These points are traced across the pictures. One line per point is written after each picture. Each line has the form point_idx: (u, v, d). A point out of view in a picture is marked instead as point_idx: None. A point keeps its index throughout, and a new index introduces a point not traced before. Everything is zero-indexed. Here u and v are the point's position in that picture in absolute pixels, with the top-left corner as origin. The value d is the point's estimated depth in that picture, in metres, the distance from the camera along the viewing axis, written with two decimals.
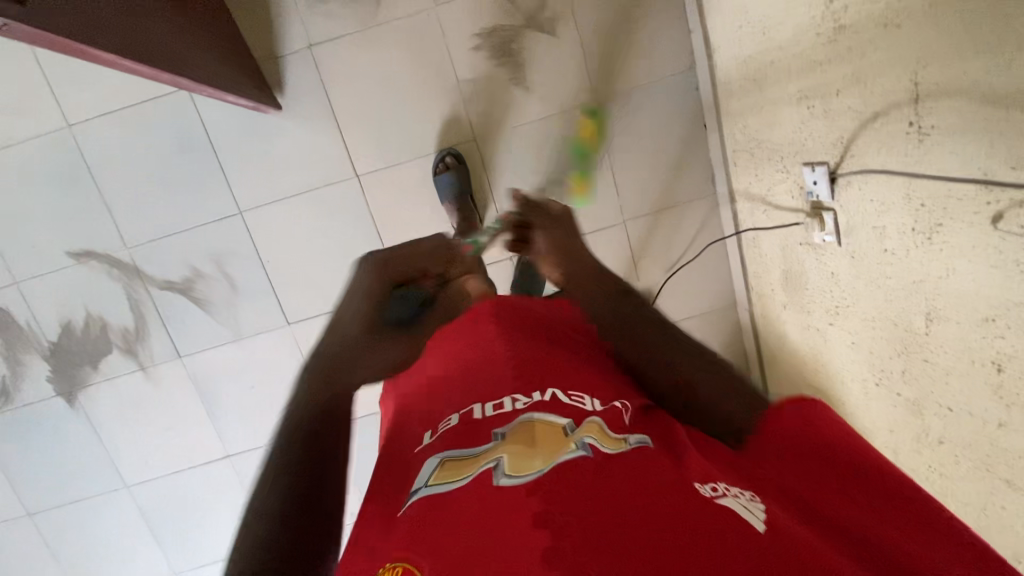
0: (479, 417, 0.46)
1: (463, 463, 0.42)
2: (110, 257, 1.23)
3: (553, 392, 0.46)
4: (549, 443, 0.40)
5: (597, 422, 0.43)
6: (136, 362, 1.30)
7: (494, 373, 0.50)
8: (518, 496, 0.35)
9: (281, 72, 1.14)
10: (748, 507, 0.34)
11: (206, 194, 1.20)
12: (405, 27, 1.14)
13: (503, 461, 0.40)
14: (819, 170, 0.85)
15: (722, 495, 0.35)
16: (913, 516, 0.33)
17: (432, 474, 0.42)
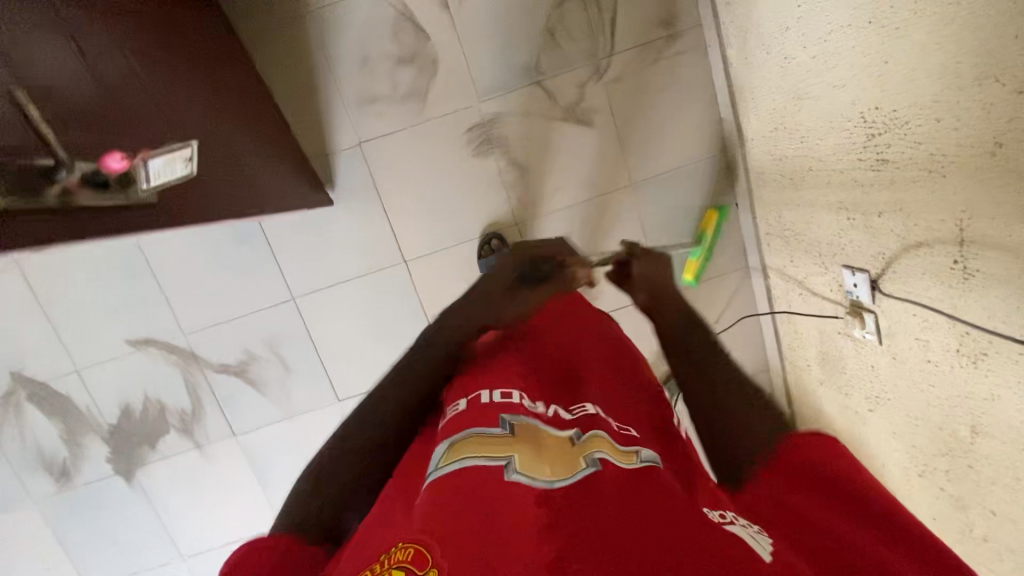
0: (487, 401, 0.56)
1: (478, 443, 0.50)
2: (167, 344, 1.27)
3: (558, 409, 0.57)
4: (559, 452, 0.49)
5: (597, 433, 0.53)
6: (192, 440, 1.34)
7: (509, 375, 0.61)
8: (528, 500, 0.43)
9: (332, 168, 1.19)
10: (753, 536, 0.43)
11: (259, 282, 1.25)
12: (449, 121, 1.19)
13: (515, 460, 0.47)
14: (860, 276, 0.90)
15: (730, 522, 0.45)
16: (899, 537, 0.43)
17: (443, 456, 0.50)
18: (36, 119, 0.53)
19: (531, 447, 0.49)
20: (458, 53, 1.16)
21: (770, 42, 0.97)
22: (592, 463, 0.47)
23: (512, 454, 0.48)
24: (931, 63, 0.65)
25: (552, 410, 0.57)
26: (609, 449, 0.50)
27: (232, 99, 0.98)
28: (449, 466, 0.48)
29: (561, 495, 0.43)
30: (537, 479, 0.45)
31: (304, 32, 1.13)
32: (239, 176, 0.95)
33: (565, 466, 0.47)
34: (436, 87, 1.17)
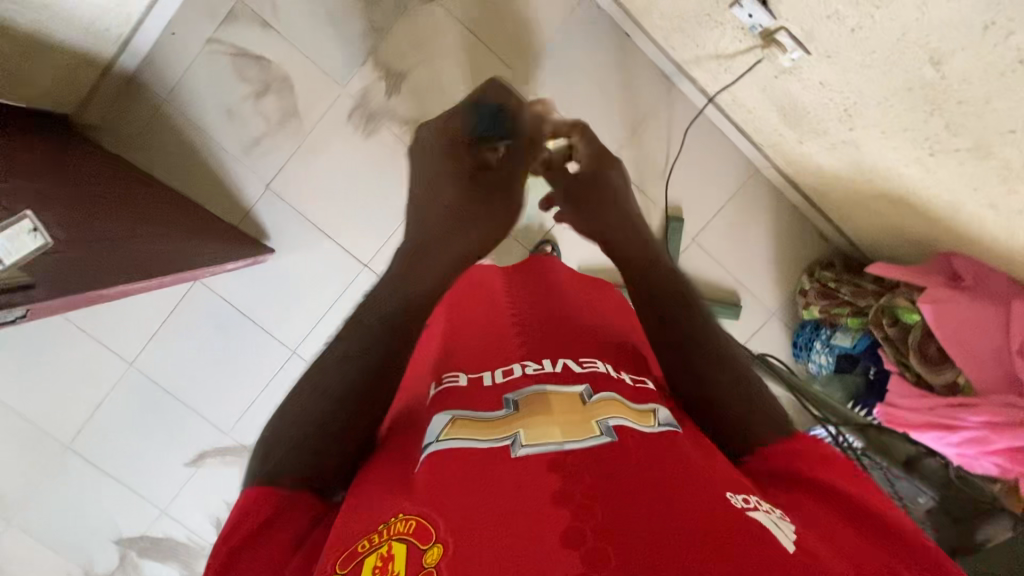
0: (492, 382, 0.58)
1: (479, 424, 0.51)
2: (219, 449, 1.35)
3: (564, 363, 0.59)
4: (568, 412, 0.51)
5: (609, 393, 0.54)
6: None
7: (507, 347, 0.64)
8: (541, 470, 0.44)
9: (259, 221, 1.23)
10: (777, 523, 0.41)
11: (259, 355, 1.30)
12: (331, 122, 1.20)
13: (520, 435, 0.48)
14: (748, 3, 0.82)
15: (754, 507, 0.42)
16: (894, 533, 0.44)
17: (444, 428, 0.51)
18: None
19: (538, 413, 0.51)
20: (303, 58, 1.17)
21: None
22: (607, 432, 0.48)
23: (517, 429, 0.49)
24: None
25: (560, 366, 0.59)
26: (626, 414, 0.52)
27: (114, 195, 1.01)
28: (448, 441, 0.49)
29: (574, 460, 0.44)
30: (547, 446, 0.47)
31: (171, 122, 1.18)
32: (155, 250, 0.97)
33: (581, 429, 0.48)
34: (302, 99, 1.19)
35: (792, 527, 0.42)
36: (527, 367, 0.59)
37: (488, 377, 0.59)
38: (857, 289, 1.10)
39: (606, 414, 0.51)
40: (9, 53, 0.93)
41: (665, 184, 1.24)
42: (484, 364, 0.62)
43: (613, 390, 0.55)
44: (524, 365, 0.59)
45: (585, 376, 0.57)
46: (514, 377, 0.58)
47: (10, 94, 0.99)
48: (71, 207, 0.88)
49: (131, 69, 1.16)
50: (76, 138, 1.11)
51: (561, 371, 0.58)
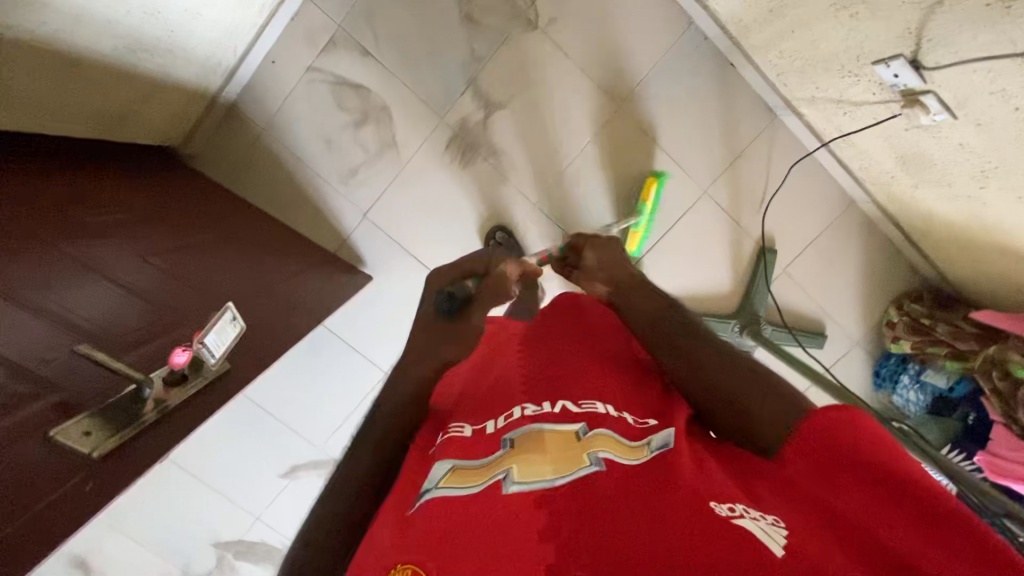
0: (491, 431, 0.55)
1: (472, 471, 0.51)
2: (312, 461, 1.41)
3: (564, 403, 0.56)
4: (561, 449, 0.50)
5: (608, 433, 0.52)
6: None
7: (509, 394, 0.61)
8: (531, 510, 0.44)
9: (356, 249, 1.24)
10: (767, 530, 0.40)
11: (352, 375, 1.35)
12: (428, 151, 1.20)
13: (510, 472, 0.48)
14: (896, 64, 0.80)
15: (741, 516, 0.41)
16: (946, 525, 0.38)
17: (443, 476, 0.51)
18: (107, 360, 0.62)
19: (533, 453, 0.50)
20: (402, 86, 1.16)
21: None
22: (595, 462, 0.47)
23: (510, 465, 0.49)
24: None
25: (558, 406, 0.56)
26: (619, 450, 0.50)
27: (236, 231, 1.01)
28: (440, 488, 0.49)
29: (562, 497, 0.44)
30: (537, 482, 0.46)
31: (269, 151, 1.18)
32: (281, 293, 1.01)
33: (571, 462, 0.48)
34: (399, 127, 1.18)
35: (783, 531, 0.40)
36: (527, 409, 0.56)
37: (492, 423, 0.57)
38: (956, 330, 1.12)
39: (600, 447, 0.50)
40: (137, 97, 0.93)
41: (762, 218, 1.24)
42: (491, 408, 0.60)
43: (607, 426, 0.53)
44: (523, 408, 0.57)
45: (584, 413, 0.54)
46: (513, 418, 0.55)
47: (133, 133, 1.00)
48: (212, 256, 0.91)
49: (233, 96, 1.15)
50: (182, 169, 1.11)
51: (556, 411, 0.55)
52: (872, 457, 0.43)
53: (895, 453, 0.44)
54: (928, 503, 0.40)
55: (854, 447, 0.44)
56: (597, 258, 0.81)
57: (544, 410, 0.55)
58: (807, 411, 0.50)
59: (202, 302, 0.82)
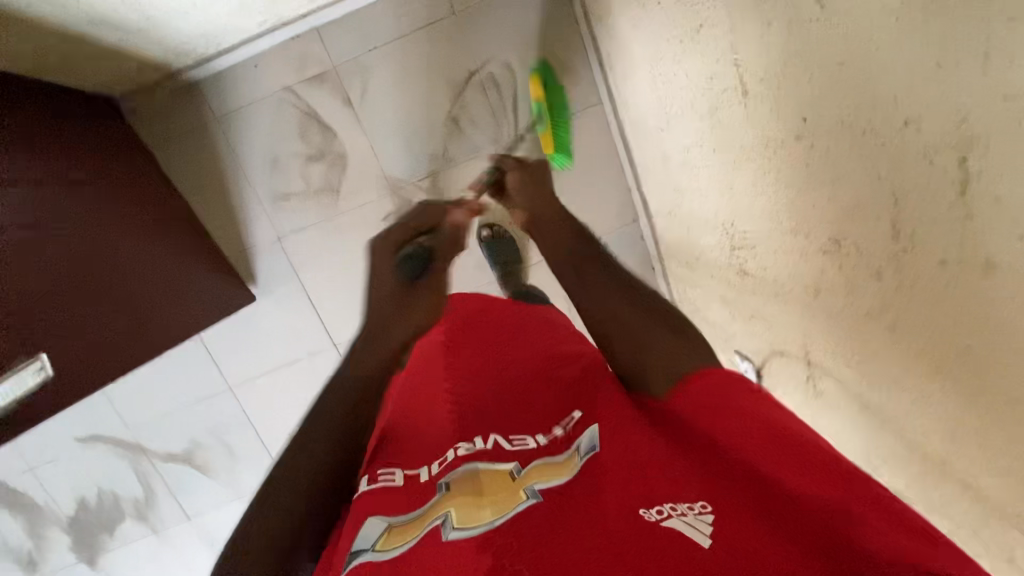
0: (424, 477, 0.50)
1: (406, 526, 0.45)
2: (115, 438, 1.32)
3: (495, 438, 0.52)
4: (494, 492, 0.45)
5: (540, 460, 0.49)
6: (148, 526, 1.38)
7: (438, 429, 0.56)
8: (471, 552, 0.38)
9: (254, 266, 1.22)
10: (691, 523, 0.37)
11: (196, 376, 1.30)
12: (363, 212, 1.21)
13: (450, 517, 0.43)
14: (746, 366, 0.92)
15: (667, 515, 0.38)
16: (846, 484, 0.36)
17: (378, 539, 0.44)
18: None
19: (464, 491, 0.46)
20: (365, 146, 1.18)
21: (652, 136, 0.98)
22: (533, 494, 0.44)
23: (448, 510, 0.44)
24: (764, 194, 0.67)
25: (490, 440, 0.51)
26: (551, 471, 0.47)
27: (167, 243, 1.05)
28: (379, 552, 0.42)
29: (498, 536, 0.39)
30: (479, 525, 0.41)
31: (212, 141, 1.16)
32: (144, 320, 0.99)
33: (511, 499, 0.44)
34: (346, 179, 1.20)
35: (708, 520, 0.37)
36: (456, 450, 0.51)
37: (424, 472, 0.51)
38: None
39: (532, 480, 0.46)
40: (74, 50, 0.91)
41: None
42: (424, 448, 0.54)
43: (540, 455, 0.50)
44: (455, 449, 0.51)
45: (516, 448, 0.51)
46: (445, 463, 0.50)
47: (71, 77, 0.98)
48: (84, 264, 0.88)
49: (199, 77, 1.14)
50: (119, 130, 1.09)
51: (490, 446, 0.51)
52: (749, 406, 0.42)
53: (763, 399, 0.43)
54: (804, 447, 0.39)
55: (724, 393, 0.44)
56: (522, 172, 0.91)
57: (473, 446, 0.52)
58: (699, 361, 0.49)
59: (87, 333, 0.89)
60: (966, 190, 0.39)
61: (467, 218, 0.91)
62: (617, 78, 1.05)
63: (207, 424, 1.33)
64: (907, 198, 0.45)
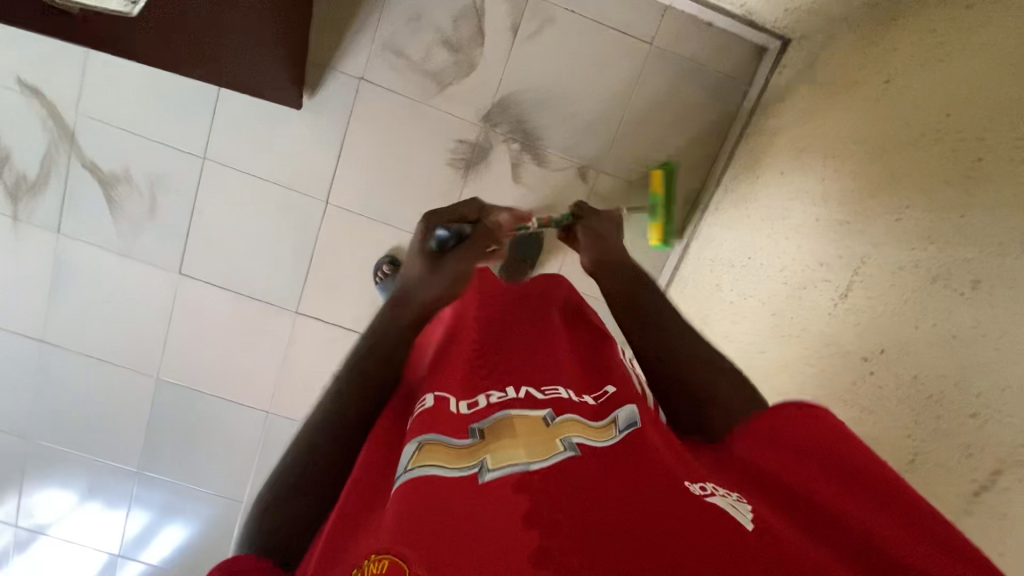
0: (456, 411, 0.51)
1: (454, 452, 0.46)
2: (53, 108, 1.16)
3: (527, 391, 0.54)
4: (531, 431, 0.48)
5: (571, 416, 0.51)
6: (11, 208, 1.20)
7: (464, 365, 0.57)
8: (508, 492, 0.41)
9: (321, 81, 1.15)
10: (736, 506, 0.40)
11: (179, 122, 1.17)
12: (448, 122, 1.18)
13: (487, 462, 0.45)
14: None
15: (712, 493, 0.41)
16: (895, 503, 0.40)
17: (411, 457, 0.45)
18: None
19: (504, 437, 0.47)
20: (496, 74, 1.16)
21: (718, 262, 1.02)
22: (571, 448, 0.46)
23: (485, 457, 0.46)
24: (787, 376, 0.73)
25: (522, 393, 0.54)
26: (585, 432, 0.49)
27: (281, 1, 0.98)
28: (421, 470, 0.44)
29: (542, 480, 0.42)
30: (514, 466, 0.44)
31: None
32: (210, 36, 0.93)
33: (549, 447, 0.46)
34: (460, 82, 1.16)
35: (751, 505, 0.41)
36: (492, 398, 0.53)
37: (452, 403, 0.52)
38: None
39: (570, 432, 0.48)
40: None
41: None
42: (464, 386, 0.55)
43: (571, 408, 0.52)
44: (488, 396, 0.53)
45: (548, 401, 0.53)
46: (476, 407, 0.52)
47: None
48: None
49: None
50: None
51: (523, 398, 0.53)
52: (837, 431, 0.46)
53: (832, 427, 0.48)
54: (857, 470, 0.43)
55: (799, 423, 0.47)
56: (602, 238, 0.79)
57: (511, 397, 0.53)
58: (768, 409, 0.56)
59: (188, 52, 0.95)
60: (978, 493, 0.46)
61: (508, 224, 0.76)
62: (726, 199, 1.10)
63: (150, 168, 1.19)
64: (925, 465, 0.51)
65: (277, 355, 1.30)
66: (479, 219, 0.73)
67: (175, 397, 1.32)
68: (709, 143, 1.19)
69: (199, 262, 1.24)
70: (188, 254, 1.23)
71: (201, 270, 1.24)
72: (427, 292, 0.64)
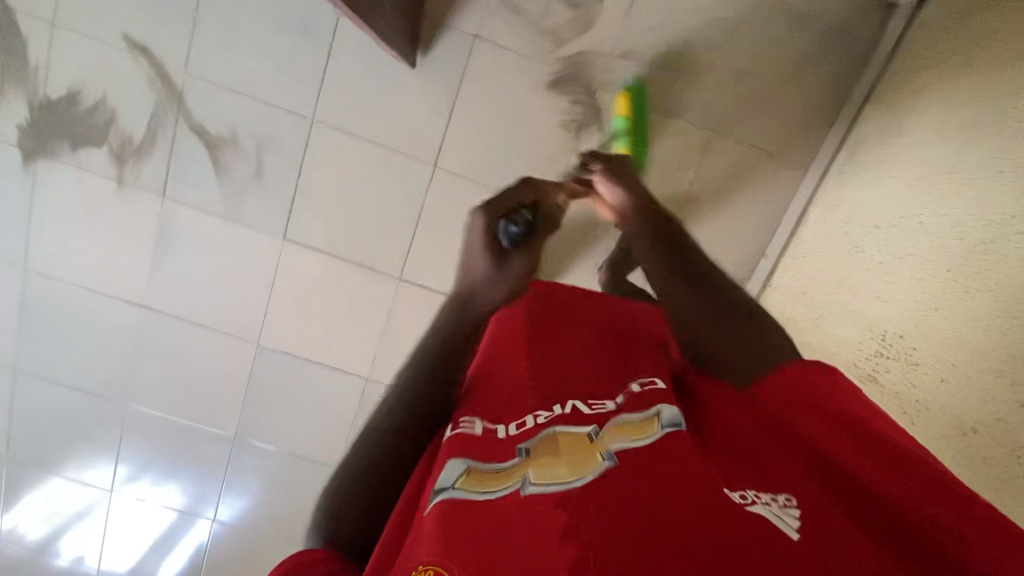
0: (503, 435, 0.51)
1: (492, 475, 0.47)
2: (161, 68, 1.14)
3: (574, 404, 0.52)
4: (575, 449, 0.47)
5: (615, 421, 0.49)
6: (117, 170, 1.19)
7: (514, 393, 0.54)
8: (547, 508, 0.41)
9: (435, 39, 1.12)
10: (779, 515, 0.40)
11: (288, 83, 1.15)
12: (562, 83, 1.15)
13: (529, 476, 0.45)
14: None
15: (756, 502, 0.41)
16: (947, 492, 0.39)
17: (459, 478, 0.47)
18: None
19: (546, 450, 0.47)
20: (613, 33, 1.13)
21: (855, 225, 1.01)
22: (608, 459, 0.45)
23: (526, 472, 0.46)
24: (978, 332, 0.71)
25: (568, 407, 0.51)
26: (628, 434, 0.47)
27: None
28: (462, 493, 0.46)
29: (579, 500, 0.41)
30: (551, 486, 0.44)
31: None
32: None
33: (587, 462, 0.45)
34: (576, 41, 1.13)
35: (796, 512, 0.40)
36: (540, 417, 0.51)
37: (501, 429, 0.52)
38: None
39: (610, 443, 0.47)
40: None
41: None
42: (518, 402, 0.53)
43: (621, 412, 0.51)
44: (535, 414, 0.51)
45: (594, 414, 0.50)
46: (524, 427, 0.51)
47: None
48: None
49: None
50: None
51: (570, 413, 0.51)
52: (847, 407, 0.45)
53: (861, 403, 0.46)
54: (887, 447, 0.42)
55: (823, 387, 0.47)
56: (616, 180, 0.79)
57: (557, 412, 0.51)
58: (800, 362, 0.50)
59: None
60: None
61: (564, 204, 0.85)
62: (855, 162, 1.07)
63: (258, 131, 1.17)
64: None
65: (378, 323, 1.29)
66: (535, 202, 0.77)
67: (275, 364, 1.32)
68: (830, 104, 1.16)
69: (304, 228, 1.23)
70: (292, 219, 1.22)
71: (306, 236, 1.23)
72: (493, 298, 0.64)
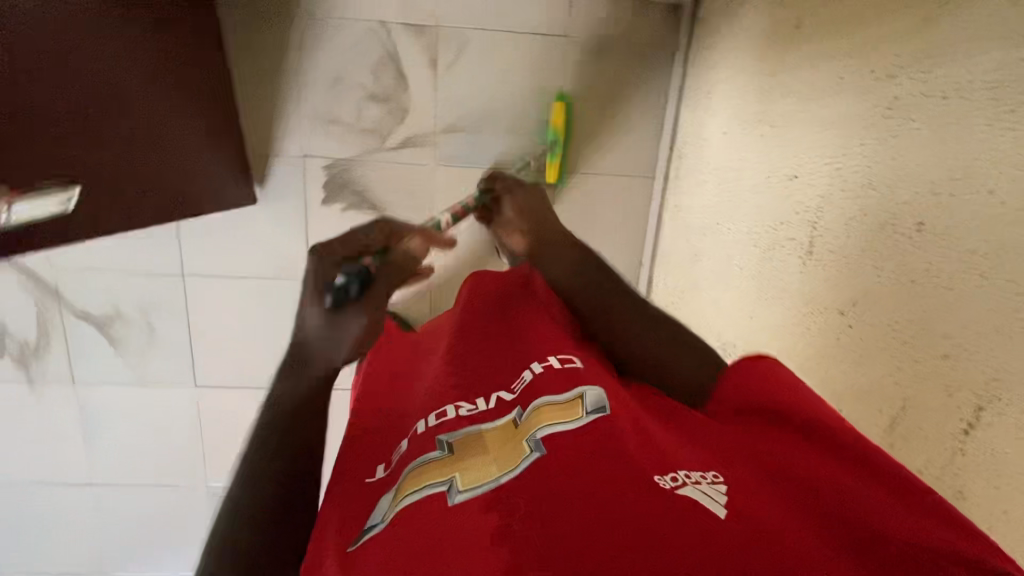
0: (427, 427, 0.56)
1: (426, 471, 0.50)
2: (31, 272, 1.20)
3: (494, 398, 0.58)
4: (498, 442, 0.51)
5: (541, 401, 0.54)
6: (25, 373, 1.26)
7: (440, 390, 0.62)
8: (479, 511, 0.43)
9: (267, 170, 1.17)
10: (709, 496, 0.41)
11: (151, 249, 1.21)
12: (399, 170, 1.20)
13: (456, 482, 0.47)
14: None
15: (683, 484, 0.42)
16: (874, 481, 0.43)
17: (398, 499, 0.49)
18: None
19: (475, 453, 0.50)
20: (429, 112, 1.17)
21: (693, 232, 1.05)
22: (537, 447, 0.48)
23: (454, 475, 0.48)
24: (781, 339, 0.75)
25: (492, 402, 0.58)
26: (556, 416, 0.51)
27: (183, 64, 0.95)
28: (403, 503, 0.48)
29: (507, 494, 0.43)
30: (481, 486, 0.46)
31: (286, 32, 1.11)
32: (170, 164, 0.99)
33: (514, 453, 0.48)
34: (398, 130, 1.18)
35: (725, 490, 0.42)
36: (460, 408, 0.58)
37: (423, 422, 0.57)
38: None
39: (539, 425, 0.51)
40: None
41: None
42: (438, 399, 0.60)
43: (545, 395, 0.55)
44: (457, 407, 0.58)
45: (518, 399, 0.57)
46: (446, 419, 0.56)
47: None
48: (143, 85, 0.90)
49: None
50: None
51: (488, 407, 0.57)
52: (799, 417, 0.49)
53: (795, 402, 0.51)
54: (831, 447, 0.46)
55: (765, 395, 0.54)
56: (528, 208, 0.94)
57: (479, 409, 0.57)
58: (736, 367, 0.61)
59: (131, 155, 0.93)
60: (967, 433, 0.48)
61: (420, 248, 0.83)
62: (683, 166, 1.12)
63: (137, 299, 1.23)
64: (913, 412, 0.53)
65: None
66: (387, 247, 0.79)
67: None
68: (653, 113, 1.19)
69: (211, 369, 1.29)
70: (198, 366, 1.28)
71: (216, 377, 1.29)
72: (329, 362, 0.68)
